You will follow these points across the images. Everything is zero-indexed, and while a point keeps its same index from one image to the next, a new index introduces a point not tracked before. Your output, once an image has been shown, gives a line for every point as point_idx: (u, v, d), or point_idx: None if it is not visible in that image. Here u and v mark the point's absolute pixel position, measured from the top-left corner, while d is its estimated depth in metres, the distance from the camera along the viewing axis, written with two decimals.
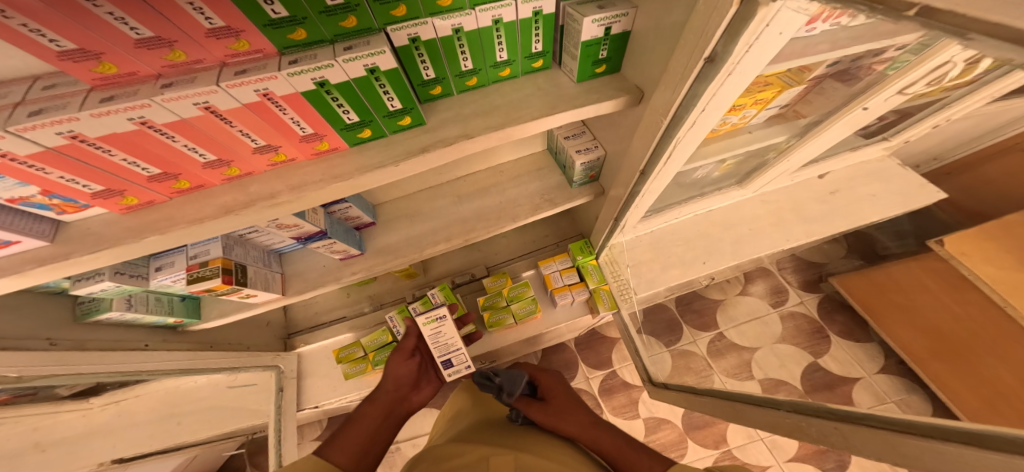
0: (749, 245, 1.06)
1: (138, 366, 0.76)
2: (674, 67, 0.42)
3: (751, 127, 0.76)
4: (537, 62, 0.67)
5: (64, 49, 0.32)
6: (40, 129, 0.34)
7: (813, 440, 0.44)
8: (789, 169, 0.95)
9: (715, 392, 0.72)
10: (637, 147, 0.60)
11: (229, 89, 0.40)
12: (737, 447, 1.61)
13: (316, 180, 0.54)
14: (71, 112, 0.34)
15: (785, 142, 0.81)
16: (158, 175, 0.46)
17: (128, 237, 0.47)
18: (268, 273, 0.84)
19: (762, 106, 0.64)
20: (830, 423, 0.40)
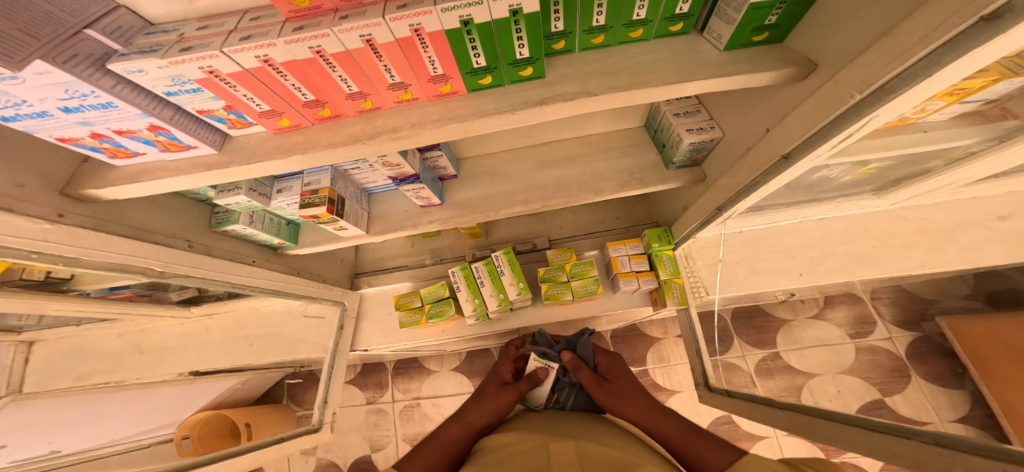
0: (868, 265, 0.93)
1: (245, 279, 0.86)
2: (901, 36, 0.34)
3: (926, 125, 0.63)
4: (676, 25, 0.60)
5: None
6: (245, 52, 0.39)
7: None
8: (947, 183, 0.79)
9: (798, 408, 0.67)
10: (789, 130, 0.53)
11: (391, 22, 0.41)
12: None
13: (435, 119, 0.55)
14: (271, 38, 0.38)
15: (966, 149, 0.66)
16: (312, 101, 0.49)
17: (275, 154, 0.52)
18: (359, 210, 0.89)
19: (956, 98, 0.54)
20: (995, 464, 0.32)
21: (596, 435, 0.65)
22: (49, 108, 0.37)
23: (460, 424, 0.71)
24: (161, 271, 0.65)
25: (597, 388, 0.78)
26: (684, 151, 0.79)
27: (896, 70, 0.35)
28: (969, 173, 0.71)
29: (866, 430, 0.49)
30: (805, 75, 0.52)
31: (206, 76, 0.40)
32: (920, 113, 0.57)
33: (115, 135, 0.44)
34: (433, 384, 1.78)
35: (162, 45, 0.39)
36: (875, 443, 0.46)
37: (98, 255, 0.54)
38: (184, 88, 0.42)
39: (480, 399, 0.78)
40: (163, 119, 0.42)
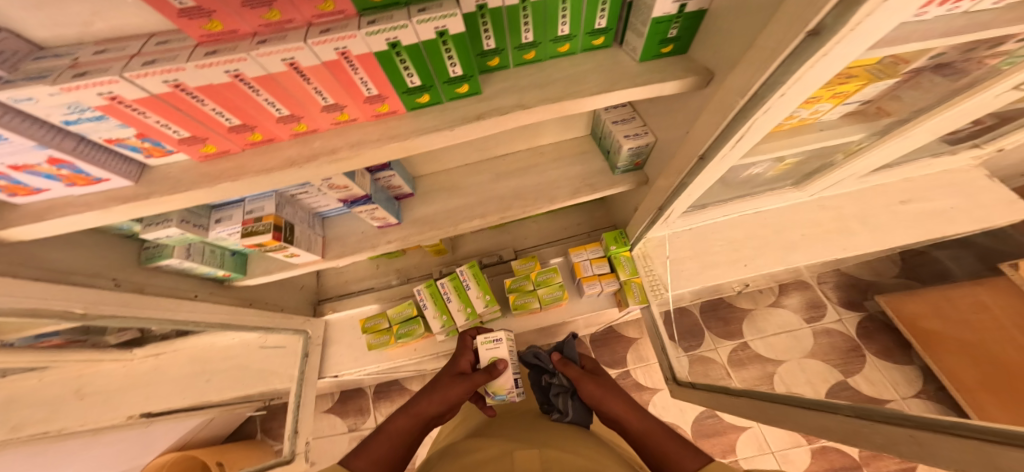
0: (800, 251, 1.00)
1: (184, 316, 0.81)
2: (761, 47, 0.41)
3: (822, 124, 0.74)
4: (598, 39, 0.65)
5: (183, 5, 0.34)
6: (151, 77, 0.37)
7: (874, 448, 0.39)
8: (858, 172, 0.89)
9: (754, 394, 0.68)
10: (700, 132, 0.59)
11: (313, 46, 0.40)
12: (747, 459, 1.58)
13: (374, 139, 0.54)
14: (179, 62, 0.36)
15: (859, 142, 0.77)
16: (238, 125, 0.47)
17: (202, 182, 0.50)
18: (311, 235, 0.87)
19: (839, 100, 0.66)
20: (902, 430, 0.35)
21: (565, 445, 0.62)
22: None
23: (410, 416, 0.67)
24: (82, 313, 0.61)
25: (587, 379, 0.85)
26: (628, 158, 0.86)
27: (768, 70, 0.41)
28: (867, 160, 0.83)
29: (804, 406, 0.51)
30: (710, 78, 0.58)
31: (108, 103, 0.38)
32: (813, 113, 0.69)
33: (8, 171, 0.41)
34: None
35: (53, 71, 0.37)
36: (814, 419, 0.48)
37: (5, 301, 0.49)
38: (84, 116, 0.39)
39: (432, 392, 0.74)
40: (65, 151, 0.40)
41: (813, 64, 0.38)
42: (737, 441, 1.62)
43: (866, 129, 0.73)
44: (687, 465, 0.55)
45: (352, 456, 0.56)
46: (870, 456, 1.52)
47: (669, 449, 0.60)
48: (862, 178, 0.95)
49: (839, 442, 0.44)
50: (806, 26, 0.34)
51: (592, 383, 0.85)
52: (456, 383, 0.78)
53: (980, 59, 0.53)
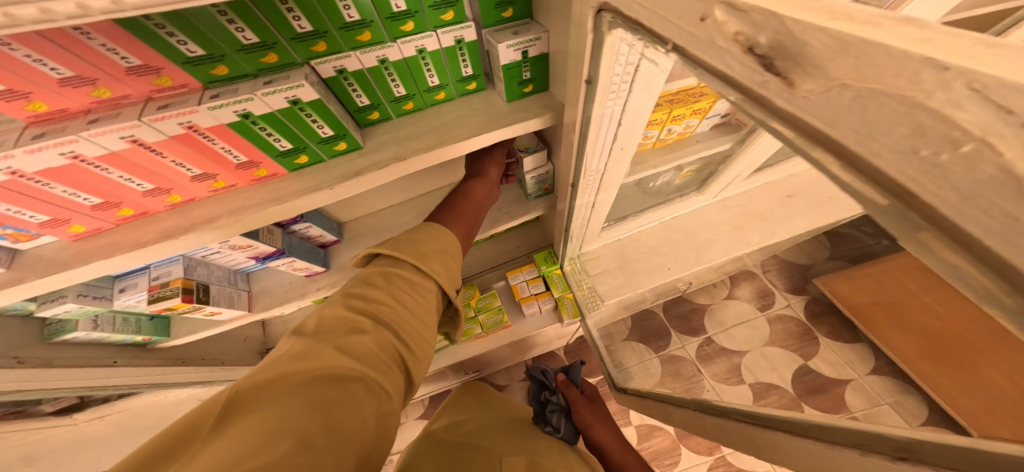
0: (712, 248, 1.06)
1: (104, 382, 0.80)
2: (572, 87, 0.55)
3: (698, 137, 0.93)
4: (471, 84, 0.69)
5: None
6: None
7: (731, 441, 0.44)
8: (740, 177, 0.97)
9: (666, 398, 0.75)
10: (567, 163, 0.73)
11: (152, 122, 0.43)
12: (732, 454, 1.63)
13: (254, 204, 0.57)
14: (7, 148, 0.38)
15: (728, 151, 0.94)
16: (101, 204, 0.49)
17: (77, 262, 0.52)
18: (233, 291, 0.88)
19: (700, 116, 0.85)
20: (740, 426, 0.40)
21: (548, 455, 0.76)
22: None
23: (472, 197, 0.79)
24: None
25: (584, 405, 1.04)
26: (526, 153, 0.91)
27: (580, 109, 0.55)
28: (744, 167, 0.91)
29: (682, 408, 0.61)
30: (561, 121, 0.69)
31: None
32: (686, 128, 0.88)
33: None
34: (400, 438, 1.79)
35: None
36: (686, 416, 0.58)
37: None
38: None
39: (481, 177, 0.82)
40: None
41: (623, 101, 0.53)
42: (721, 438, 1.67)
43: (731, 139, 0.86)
44: None
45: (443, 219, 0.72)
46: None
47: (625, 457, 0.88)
48: None
49: (718, 442, 0.47)
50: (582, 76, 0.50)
51: (587, 409, 1.03)
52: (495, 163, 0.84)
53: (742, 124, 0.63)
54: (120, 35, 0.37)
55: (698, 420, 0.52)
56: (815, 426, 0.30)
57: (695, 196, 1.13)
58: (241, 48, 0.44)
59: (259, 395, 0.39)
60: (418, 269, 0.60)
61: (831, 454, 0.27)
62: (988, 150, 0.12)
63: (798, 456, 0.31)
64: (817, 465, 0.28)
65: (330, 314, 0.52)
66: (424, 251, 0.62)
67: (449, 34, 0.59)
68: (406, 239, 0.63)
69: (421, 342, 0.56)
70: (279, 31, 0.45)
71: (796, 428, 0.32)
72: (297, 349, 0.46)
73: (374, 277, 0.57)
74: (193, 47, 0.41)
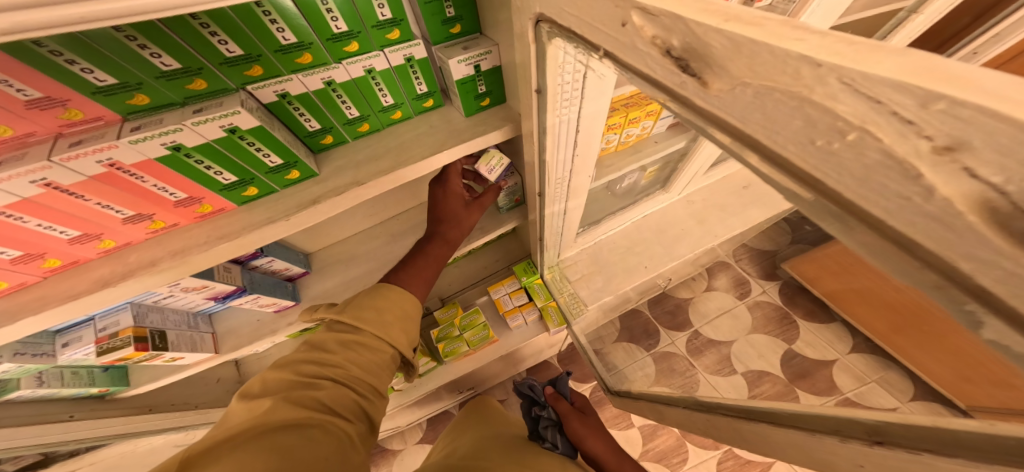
0: (682, 243, 1.15)
1: (64, 436, 0.73)
2: (525, 99, 0.54)
3: (655, 137, 0.97)
4: (427, 101, 0.68)
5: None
6: None
7: (723, 437, 0.43)
8: (700, 169, 1.05)
9: (660, 396, 0.74)
10: (531, 175, 0.74)
11: (65, 162, 0.39)
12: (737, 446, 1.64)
13: (200, 243, 0.53)
14: None
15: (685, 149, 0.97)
16: (21, 256, 0.45)
17: (1, 321, 0.47)
18: (194, 334, 0.82)
19: (654, 118, 0.87)
20: (729, 420, 0.39)
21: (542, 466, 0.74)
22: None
23: (449, 245, 0.76)
24: None
25: (575, 416, 1.01)
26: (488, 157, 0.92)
27: (535, 120, 0.55)
28: (701, 162, 0.99)
29: (671, 405, 0.60)
30: (521, 131, 0.68)
31: None
32: (643, 130, 0.91)
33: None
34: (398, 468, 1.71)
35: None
36: (677, 414, 0.57)
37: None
38: None
39: (459, 223, 0.78)
40: None
41: (576, 108, 0.53)
42: None
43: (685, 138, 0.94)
44: None
45: (403, 278, 0.66)
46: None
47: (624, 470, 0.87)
48: (708, 173, 1.13)
49: (707, 436, 0.46)
50: (531, 86, 0.49)
51: (578, 422, 1.00)
52: (475, 210, 0.80)
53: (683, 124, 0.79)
54: (14, 66, 0.34)
55: (688, 416, 0.51)
56: (790, 416, 0.30)
57: (661, 194, 1.18)
58: (161, 75, 0.42)
59: (213, 457, 0.37)
60: (377, 335, 0.56)
61: (814, 442, 0.26)
62: (872, 139, 0.12)
63: (784, 446, 0.30)
64: (807, 455, 0.27)
65: (279, 377, 0.48)
66: (385, 319, 0.58)
67: (397, 52, 0.57)
68: (364, 307, 0.58)
69: (376, 403, 0.52)
70: (203, 55, 0.43)
71: (776, 417, 0.31)
72: (245, 409, 0.43)
73: (330, 339, 0.54)
74: (101, 75, 0.39)
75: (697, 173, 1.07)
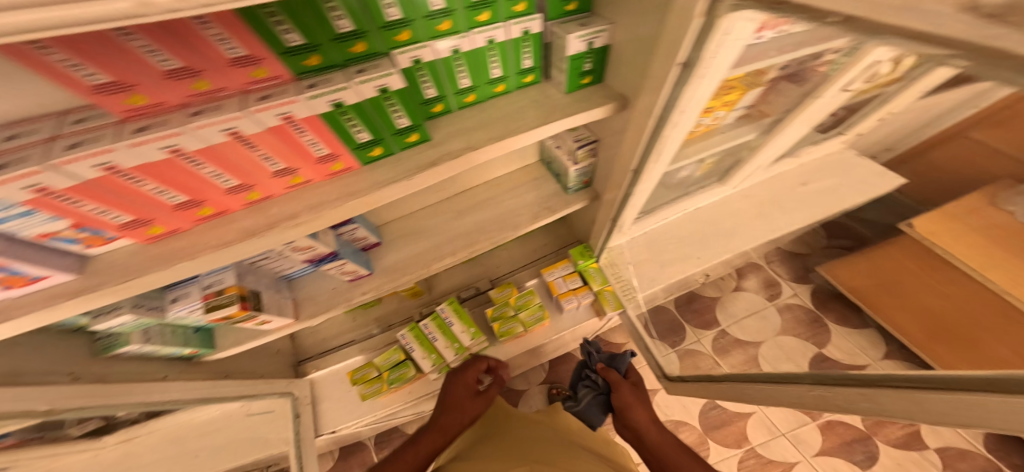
0: (737, 237, 1.18)
1: (160, 396, 0.77)
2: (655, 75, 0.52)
3: (723, 129, 0.93)
4: (528, 77, 0.69)
5: (100, 82, 0.36)
6: (79, 162, 0.38)
7: (838, 410, 0.42)
8: (763, 162, 1.07)
9: (740, 378, 0.71)
10: (627, 152, 0.70)
11: (255, 113, 0.43)
12: (761, 445, 1.63)
13: (332, 199, 0.56)
14: (109, 143, 0.38)
15: (755, 139, 0.97)
16: (184, 202, 0.49)
17: (156, 266, 0.50)
18: (280, 299, 0.85)
19: (729, 107, 0.81)
20: (854, 389, 0.38)
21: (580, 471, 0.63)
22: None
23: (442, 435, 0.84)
24: (49, 410, 0.57)
25: (625, 386, 1.05)
26: (581, 154, 0.84)
27: (659, 98, 0.53)
28: (771, 152, 1.01)
29: (753, 383, 0.62)
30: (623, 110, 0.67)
31: (36, 197, 0.38)
32: (714, 119, 0.84)
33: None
34: None
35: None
36: (768, 392, 0.56)
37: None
38: (10, 214, 0.39)
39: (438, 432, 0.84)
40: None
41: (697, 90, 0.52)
42: (749, 430, 1.66)
43: (755, 129, 0.94)
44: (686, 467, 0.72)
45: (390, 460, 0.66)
46: (875, 425, 1.56)
47: (668, 450, 0.78)
48: (769, 167, 1.16)
49: (816, 411, 0.45)
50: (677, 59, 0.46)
51: (626, 389, 1.04)
52: (479, 401, 0.94)
53: (814, 68, 0.72)
54: (231, 22, 0.37)
55: (790, 394, 0.50)
56: (959, 378, 0.28)
57: (717, 187, 1.18)
58: (335, 37, 0.45)
59: None
60: None
61: (978, 398, 0.25)
62: None
63: (929, 409, 0.29)
64: (963, 414, 0.26)
65: None
66: None
67: (518, 25, 0.59)
68: None
69: None
70: (371, 19, 0.46)
71: (931, 383, 0.30)
72: None
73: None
74: (294, 37, 0.42)
75: (758, 165, 1.08)
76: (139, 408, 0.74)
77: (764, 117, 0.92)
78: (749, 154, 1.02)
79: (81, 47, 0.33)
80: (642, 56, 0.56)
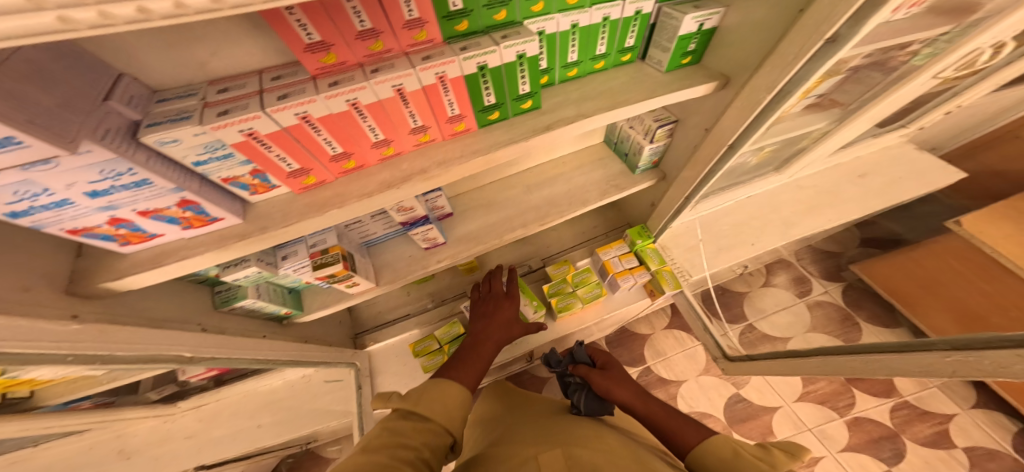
0: (798, 225, 1.20)
1: (265, 353, 0.84)
2: (783, 53, 0.54)
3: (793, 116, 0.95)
4: (626, 56, 0.73)
5: (312, 41, 0.42)
6: (285, 110, 0.43)
7: (984, 373, 0.47)
8: (826, 151, 1.11)
9: (827, 350, 0.74)
10: (726, 127, 0.72)
11: (420, 72, 0.49)
12: (785, 439, 1.53)
13: (458, 157, 0.60)
14: (312, 95, 0.44)
15: (824, 128, 1.01)
16: (340, 154, 0.54)
17: (309, 211, 0.55)
18: (365, 263, 0.90)
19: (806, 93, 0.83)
20: (1009, 351, 0.43)
21: (589, 436, 0.63)
22: (72, 195, 0.38)
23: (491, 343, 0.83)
24: (190, 357, 0.65)
25: (596, 372, 0.95)
26: (660, 134, 0.87)
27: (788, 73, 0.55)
28: (836, 140, 1.04)
29: (854, 354, 0.65)
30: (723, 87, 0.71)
31: (244, 139, 0.44)
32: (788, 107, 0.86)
33: (138, 217, 0.45)
34: None
35: (189, 111, 0.42)
36: (885, 363, 0.59)
37: (125, 349, 0.52)
38: (214, 155, 0.44)
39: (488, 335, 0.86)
40: (194, 191, 0.45)
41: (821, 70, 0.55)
42: (774, 422, 1.57)
43: (826, 118, 0.98)
44: (692, 436, 0.66)
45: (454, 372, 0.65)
46: (904, 422, 1.54)
47: (669, 421, 0.73)
48: (829, 159, 1.24)
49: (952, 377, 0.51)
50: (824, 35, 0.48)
51: (599, 376, 0.94)
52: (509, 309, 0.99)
53: (900, 58, 0.77)
54: None
55: (919, 359, 0.53)
56: None
57: (773, 176, 1.23)
58: (485, 4, 0.51)
59: None
60: (431, 413, 0.52)
61: None
62: None
63: None
64: None
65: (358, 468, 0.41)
66: (441, 408, 0.53)
67: (633, 4, 0.63)
68: (434, 398, 0.54)
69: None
70: None
71: None
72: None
73: (418, 410, 0.51)
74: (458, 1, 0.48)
75: (821, 154, 1.13)
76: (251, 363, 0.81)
77: (835, 107, 0.95)
78: (814, 142, 1.05)
79: (312, 9, 0.39)
80: (762, 33, 0.58)
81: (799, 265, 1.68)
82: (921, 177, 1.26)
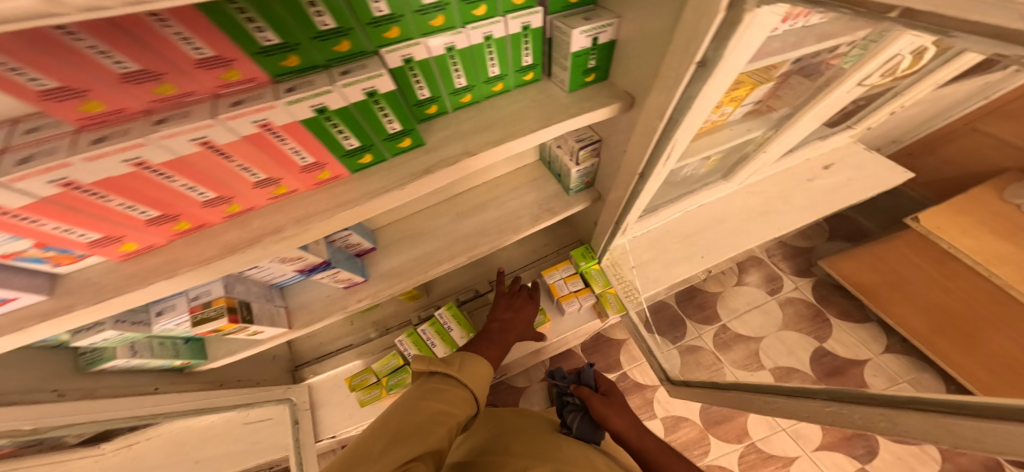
0: (746, 235, 1.15)
1: (154, 407, 0.75)
2: (667, 72, 0.48)
3: (730, 125, 0.89)
4: (527, 75, 0.65)
5: (45, 88, 0.30)
6: (31, 178, 0.33)
7: (853, 428, 0.40)
8: (770, 158, 1.05)
9: (742, 386, 0.69)
10: (635, 150, 0.65)
11: (227, 121, 0.39)
12: (761, 440, 1.51)
13: (323, 209, 0.53)
14: (62, 157, 0.33)
15: (762, 135, 0.94)
16: (158, 217, 0.45)
17: (133, 284, 0.47)
18: (272, 308, 0.82)
19: (737, 103, 0.76)
20: (873, 409, 0.37)
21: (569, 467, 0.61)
22: None
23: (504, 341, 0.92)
24: (33, 429, 0.54)
25: (597, 396, 0.90)
26: (583, 155, 0.80)
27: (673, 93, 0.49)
28: (778, 146, 0.97)
29: (758, 393, 0.60)
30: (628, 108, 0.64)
31: None
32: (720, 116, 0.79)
33: None
34: None
35: None
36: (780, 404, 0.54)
37: None
38: None
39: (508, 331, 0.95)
40: None
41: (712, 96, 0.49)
42: (749, 422, 1.54)
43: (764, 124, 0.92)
44: None
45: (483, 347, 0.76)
46: None
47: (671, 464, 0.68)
48: (777, 163, 1.15)
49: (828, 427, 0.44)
50: (693, 59, 0.42)
51: (601, 403, 0.88)
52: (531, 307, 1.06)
53: (828, 61, 0.70)
54: (203, 26, 0.33)
55: (803, 403, 0.48)
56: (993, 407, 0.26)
57: (722, 184, 1.14)
58: (316, 36, 0.41)
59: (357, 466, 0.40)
60: (458, 383, 0.59)
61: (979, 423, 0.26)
62: None
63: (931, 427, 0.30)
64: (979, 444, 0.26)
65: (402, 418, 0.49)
66: (472, 376, 0.62)
67: (518, 20, 0.54)
68: (470, 370, 0.62)
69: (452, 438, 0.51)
70: (355, 17, 0.42)
71: (959, 406, 0.28)
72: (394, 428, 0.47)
73: (457, 375, 0.60)
74: (269, 36, 0.37)
75: (765, 162, 1.07)
76: (134, 422, 0.71)
77: (772, 111, 0.90)
78: (755, 149, 0.99)
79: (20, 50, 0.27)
80: (656, 51, 0.51)
81: (770, 262, 1.62)
82: (875, 178, 1.21)
